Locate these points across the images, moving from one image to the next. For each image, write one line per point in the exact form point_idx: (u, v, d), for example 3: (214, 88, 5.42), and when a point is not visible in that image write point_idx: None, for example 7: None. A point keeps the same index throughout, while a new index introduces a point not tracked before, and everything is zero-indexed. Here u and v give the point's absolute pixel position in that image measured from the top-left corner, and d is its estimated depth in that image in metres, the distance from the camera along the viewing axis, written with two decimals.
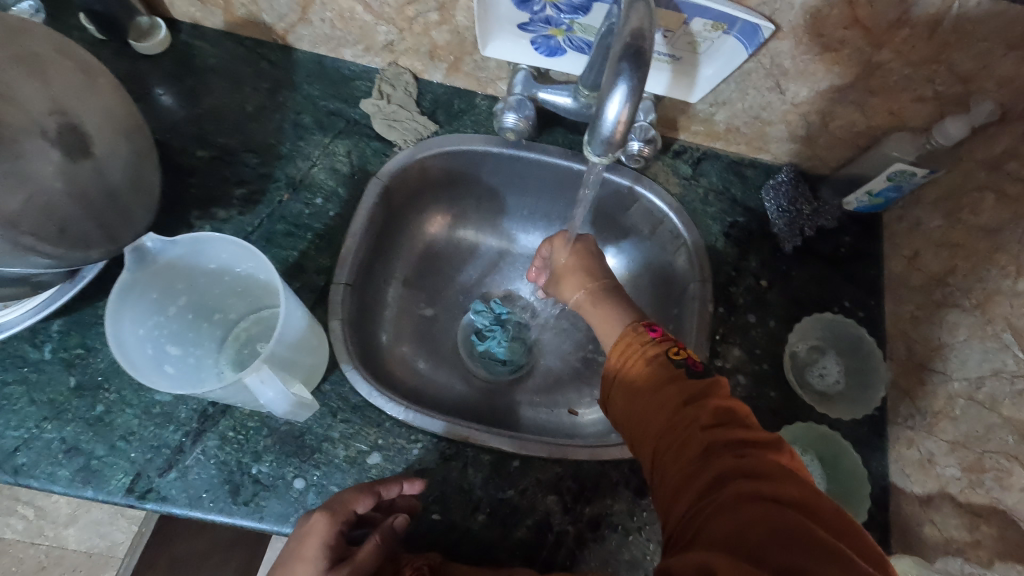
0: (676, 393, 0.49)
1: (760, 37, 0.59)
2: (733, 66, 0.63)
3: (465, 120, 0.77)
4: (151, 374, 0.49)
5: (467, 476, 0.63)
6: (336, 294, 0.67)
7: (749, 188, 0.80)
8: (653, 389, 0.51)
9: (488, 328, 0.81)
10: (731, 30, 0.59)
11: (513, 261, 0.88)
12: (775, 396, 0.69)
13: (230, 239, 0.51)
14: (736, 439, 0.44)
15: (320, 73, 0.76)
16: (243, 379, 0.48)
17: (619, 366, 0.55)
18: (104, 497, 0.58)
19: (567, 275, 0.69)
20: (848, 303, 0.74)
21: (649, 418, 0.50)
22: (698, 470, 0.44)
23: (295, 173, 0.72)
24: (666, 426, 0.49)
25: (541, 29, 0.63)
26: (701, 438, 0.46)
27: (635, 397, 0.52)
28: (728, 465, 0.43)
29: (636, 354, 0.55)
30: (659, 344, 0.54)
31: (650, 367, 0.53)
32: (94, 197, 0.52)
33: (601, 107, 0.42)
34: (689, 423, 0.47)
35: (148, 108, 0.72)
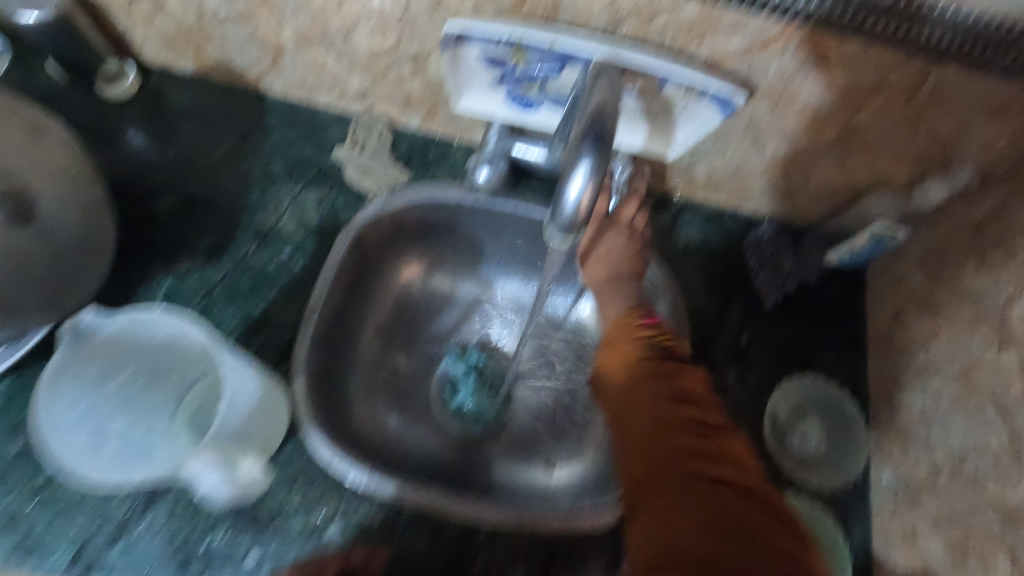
0: (674, 410, 0.48)
1: (735, 105, 0.58)
2: (710, 127, 0.62)
3: (441, 168, 0.76)
4: (82, 455, 0.51)
5: (432, 549, 0.60)
6: (301, 351, 0.64)
7: (729, 239, 0.78)
8: (659, 404, 0.48)
9: (462, 374, 0.80)
10: (705, 97, 0.58)
11: (489, 307, 0.86)
12: (753, 460, 0.67)
13: (163, 313, 0.53)
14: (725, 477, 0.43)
15: (294, 119, 0.75)
16: (189, 461, 0.51)
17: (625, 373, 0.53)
18: (44, 571, 0.55)
19: (595, 259, 0.66)
20: (830, 361, 0.73)
21: (641, 429, 0.48)
22: (675, 493, 0.42)
23: (263, 222, 0.70)
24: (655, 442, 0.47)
25: (515, 85, 0.62)
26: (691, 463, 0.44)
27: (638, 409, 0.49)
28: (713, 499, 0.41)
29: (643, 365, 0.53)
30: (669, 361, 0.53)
31: (656, 380, 0.51)
32: (38, 261, 0.51)
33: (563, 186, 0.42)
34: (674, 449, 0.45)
35: (116, 153, 0.71)
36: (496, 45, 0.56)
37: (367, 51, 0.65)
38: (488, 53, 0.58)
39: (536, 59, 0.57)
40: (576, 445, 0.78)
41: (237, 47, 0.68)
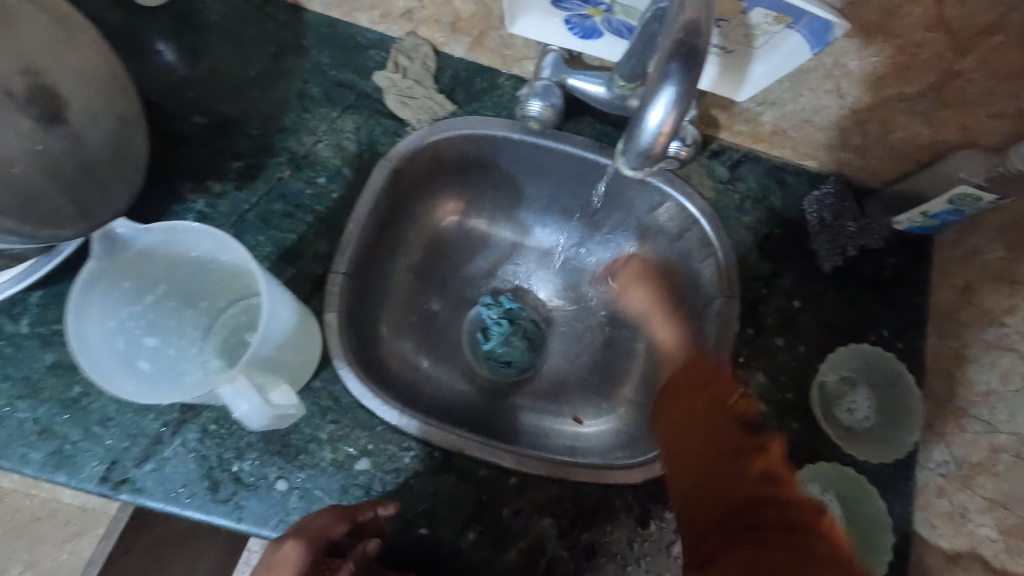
0: (722, 439, 0.48)
1: (831, 35, 0.50)
2: (795, 64, 0.54)
3: (485, 101, 0.70)
4: (120, 376, 0.47)
5: (459, 489, 0.59)
6: (334, 284, 0.62)
7: (788, 197, 0.72)
8: (705, 427, 0.50)
9: (496, 321, 0.77)
10: (796, 25, 0.51)
11: (524, 255, 0.83)
12: (796, 428, 0.64)
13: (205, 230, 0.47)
14: (780, 495, 0.43)
15: (331, 38, 0.69)
16: (218, 388, 0.45)
17: (684, 414, 0.53)
18: (76, 484, 0.55)
19: (634, 285, 0.75)
20: (886, 333, 0.68)
21: (694, 469, 0.48)
22: (738, 526, 0.42)
23: (298, 148, 0.66)
24: (701, 481, 0.47)
25: (577, 8, 0.56)
26: (744, 495, 0.44)
27: (687, 423, 0.52)
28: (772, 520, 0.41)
29: (693, 408, 0.52)
30: (721, 391, 0.53)
31: (701, 410, 0.52)
32: (68, 169, 0.47)
33: (649, 91, 0.35)
34: (729, 470, 0.46)
35: (145, 65, 0.66)
36: None
37: None
38: None
39: None
40: (608, 401, 0.76)
41: None
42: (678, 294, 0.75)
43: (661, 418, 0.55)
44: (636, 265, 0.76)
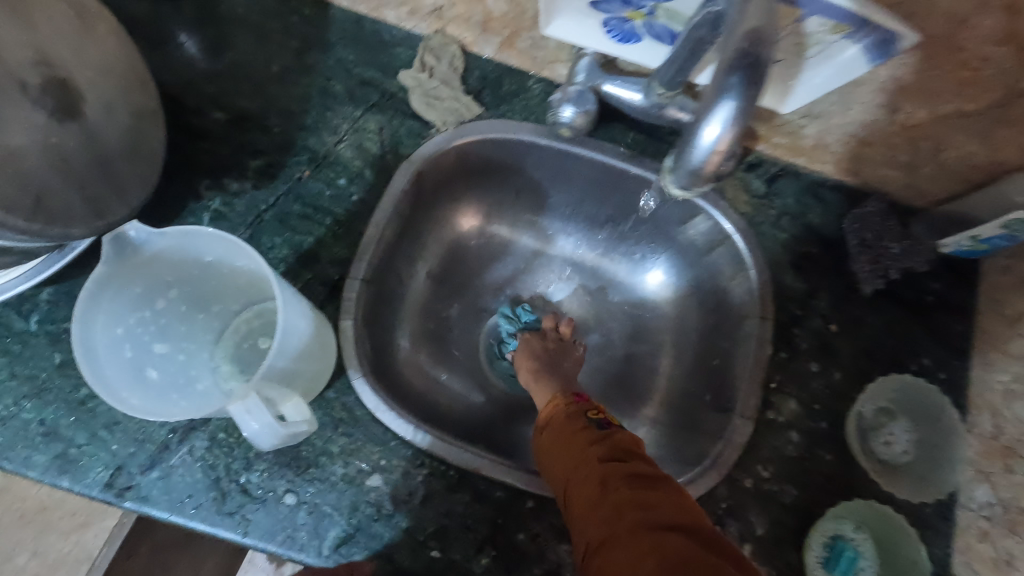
0: (575, 446, 0.49)
1: (894, 49, 0.46)
2: (848, 77, 0.51)
3: (514, 105, 0.68)
4: (127, 386, 0.45)
5: (472, 510, 0.56)
6: (350, 290, 0.60)
7: (827, 214, 0.69)
8: (577, 451, 0.49)
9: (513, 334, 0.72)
10: (855, 35, 0.47)
11: (546, 269, 0.80)
12: (830, 460, 0.61)
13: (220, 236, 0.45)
14: (646, 490, 0.43)
15: (356, 34, 0.67)
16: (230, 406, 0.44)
17: (547, 431, 0.53)
18: (80, 490, 0.53)
19: (524, 367, 0.65)
20: (928, 362, 0.65)
21: (566, 476, 0.48)
22: (614, 538, 0.41)
23: (319, 147, 0.64)
24: (573, 484, 0.47)
25: (618, 10, 0.52)
26: (609, 497, 0.44)
27: (561, 455, 0.50)
28: (638, 516, 0.41)
29: (565, 429, 0.52)
30: (579, 407, 0.54)
31: (567, 434, 0.51)
32: (80, 165, 0.45)
33: (708, 106, 0.32)
34: (595, 474, 0.46)
35: (166, 57, 0.64)
36: None
37: None
38: None
39: None
40: (628, 419, 0.73)
41: None
42: (563, 357, 0.67)
43: (548, 460, 0.51)
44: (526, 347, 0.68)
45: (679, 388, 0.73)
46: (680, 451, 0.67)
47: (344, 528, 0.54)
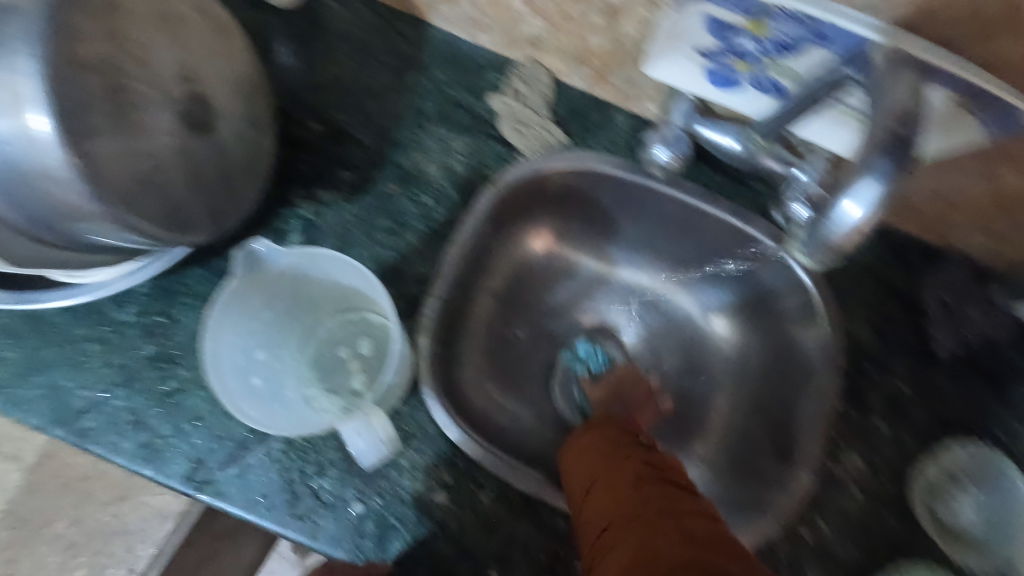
0: (616, 451, 0.53)
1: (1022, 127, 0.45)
2: (965, 145, 0.50)
3: (600, 137, 0.68)
4: (239, 395, 0.48)
5: (531, 538, 0.56)
6: (429, 308, 0.61)
7: (906, 271, 0.68)
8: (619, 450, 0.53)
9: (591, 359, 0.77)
10: (981, 111, 0.46)
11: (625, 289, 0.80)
12: (894, 522, 0.60)
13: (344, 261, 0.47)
14: (676, 493, 0.48)
15: (452, 56, 0.68)
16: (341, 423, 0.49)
17: (587, 436, 0.57)
18: (163, 479, 0.55)
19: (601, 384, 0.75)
20: (1000, 431, 0.64)
21: (598, 469, 0.52)
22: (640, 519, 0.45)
23: (408, 164, 0.66)
24: (606, 477, 0.50)
25: (726, 60, 0.52)
26: (643, 488, 0.47)
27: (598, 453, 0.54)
28: (669, 503, 0.46)
29: (609, 437, 0.55)
30: (628, 428, 0.58)
31: (611, 439, 0.55)
32: (211, 176, 0.47)
33: (854, 181, 0.35)
34: (629, 468, 0.50)
35: (269, 67, 0.67)
36: (732, 8, 0.46)
37: None
38: (715, 17, 0.49)
39: (772, 35, 0.47)
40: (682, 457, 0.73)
41: None
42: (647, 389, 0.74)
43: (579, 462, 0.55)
44: (623, 369, 0.75)
45: (736, 431, 0.73)
46: (737, 495, 0.67)
47: (409, 542, 0.55)
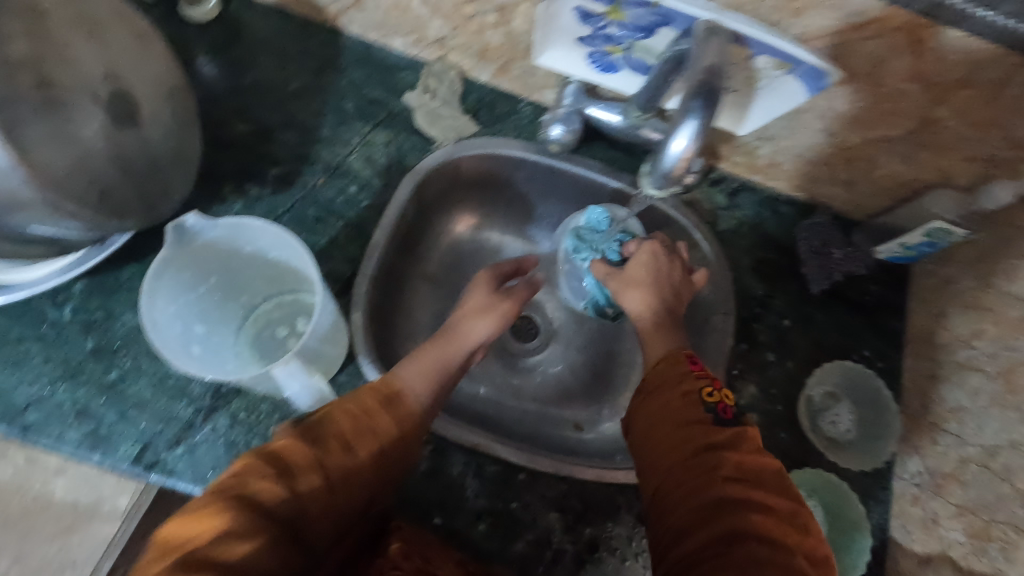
0: (675, 392, 0.52)
1: (825, 82, 0.55)
2: (791, 105, 0.60)
3: (507, 124, 0.76)
4: (179, 353, 0.51)
5: (472, 486, 0.63)
6: (360, 285, 0.66)
7: (782, 224, 0.79)
8: (685, 434, 0.48)
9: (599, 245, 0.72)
10: (795, 71, 0.56)
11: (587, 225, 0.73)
12: (786, 438, 0.70)
13: (274, 229, 0.52)
14: (760, 515, 0.44)
15: (366, 59, 0.74)
16: (272, 369, 0.50)
17: (649, 368, 0.56)
18: (111, 464, 0.58)
19: (633, 284, 0.65)
20: (869, 352, 0.74)
21: (656, 413, 0.51)
22: (705, 514, 0.44)
23: (331, 158, 0.71)
24: (671, 450, 0.49)
25: (600, 45, 0.61)
26: (714, 482, 0.45)
27: (658, 419, 0.51)
28: (728, 488, 0.45)
29: (668, 373, 0.53)
30: (693, 390, 0.51)
31: (676, 408, 0.50)
32: (137, 165, 0.52)
33: (678, 123, 0.42)
34: (689, 445, 0.48)
35: (191, 76, 0.71)
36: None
37: None
38: (583, 8, 0.56)
39: (629, 19, 0.55)
40: (608, 408, 0.80)
41: None
42: (676, 288, 0.65)
43: (637, 416, 0.53)
44: (650, 264, 0.66)
45: None
46: None
47: None
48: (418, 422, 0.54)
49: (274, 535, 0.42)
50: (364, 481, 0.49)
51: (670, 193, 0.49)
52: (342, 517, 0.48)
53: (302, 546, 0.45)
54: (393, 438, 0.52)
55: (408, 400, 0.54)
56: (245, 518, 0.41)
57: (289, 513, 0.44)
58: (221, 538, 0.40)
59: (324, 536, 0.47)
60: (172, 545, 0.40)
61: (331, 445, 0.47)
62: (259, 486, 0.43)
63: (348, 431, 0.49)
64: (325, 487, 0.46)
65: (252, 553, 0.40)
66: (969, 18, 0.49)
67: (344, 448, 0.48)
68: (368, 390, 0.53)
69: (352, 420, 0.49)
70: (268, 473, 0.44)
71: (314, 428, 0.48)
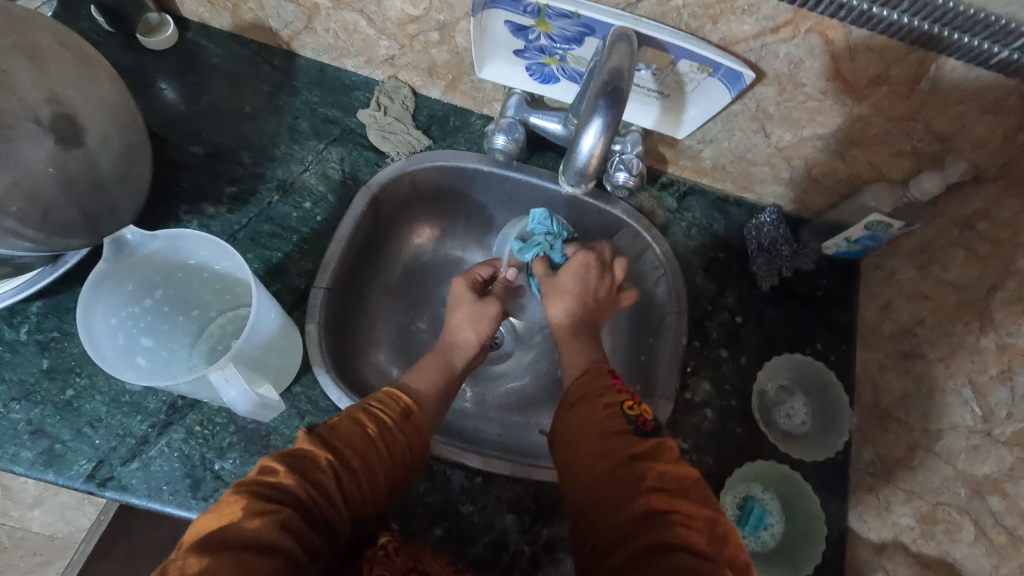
0: (597, 405, 0.50)
1: (742, 83, 0.60)
2: (717, 107, 0.65)
3: (459, 137, 0.78)
4: (118, 362, 0.55)
5: (429, 491, 0.64)
6: (315, 298, 0.67)
7: (731, 224, 0.81)
8: (604, 447, 0.47)
9: (547, 243, 0.73)
10: (715, 74, 0.61)
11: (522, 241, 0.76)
12: (740, 433, 0.70)
13: (206, 238, 0.56)
14: (677, 526, 0.41)
15: (320, 80, 0.77)
16: (209, 374, 0.51)
17: (572, 382, 0.54)
18: (64, 482, 0.58)
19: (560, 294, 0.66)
20: (820, 346, 0.76)
21: (579, 426, 0.50)
22: (627, 534, 0.42)
23: (286, 175, 0.73)
24: (592, 466, 0.47)
25: (536, 57, 0.64)
26: (632, 495, 0.43)
27: (582, 431, 0.49)
28: (650, 502, 0.42)
29: (590, 386, 0.52)
30: (612, 400, 0.50)
31: (596, 420, 0.49)
32: (82, 186, 0.54)
33: (585, 125, 0.50)
34: (608, 457, 0.46)
35: (150, 103, 0.73)
36: (522, 13, 0.58)
37: (398, 17, 0.66)
38: (513, 21, 0.60)
39: (557, 31, 0.59)
40: None
41: (273, 6, 0.69)
42: (599, 304, 0.67)
43: (562, 432, 0.51)
44: (578, 274, 0.67)
45: None
46: None
47: None
48: (425, 435, 0.54)
49: (293, 515, 0.41)
50: (381, 484, 0.49)
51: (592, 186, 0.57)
52: (361, 511, 0.47)
53: (323, 536, 0.43)
54: (404, 444, 0.51)
55: (419, 413, 0.54)
56: (259, 502, 0.40)
57: (311, 503, 0.43)
58: (239, 526, 0.39)
59: (345, 527, 0.46)
60: (188, 540, 0.39)
61: (347, 449, 0.47)
62: (275, 479, 0.43)
63: (365, 433, 0.48)
64: (342, 483, 0.45)
65: (273, 530, 0.39)
66: (871, 17, 0.52)
67: (362, 450, 0.47)
68: (382, 399, 0.52)
69: (365, 424, 0.49)
70: (284, 470, 0.43)
71: (333, 430, 0.47)
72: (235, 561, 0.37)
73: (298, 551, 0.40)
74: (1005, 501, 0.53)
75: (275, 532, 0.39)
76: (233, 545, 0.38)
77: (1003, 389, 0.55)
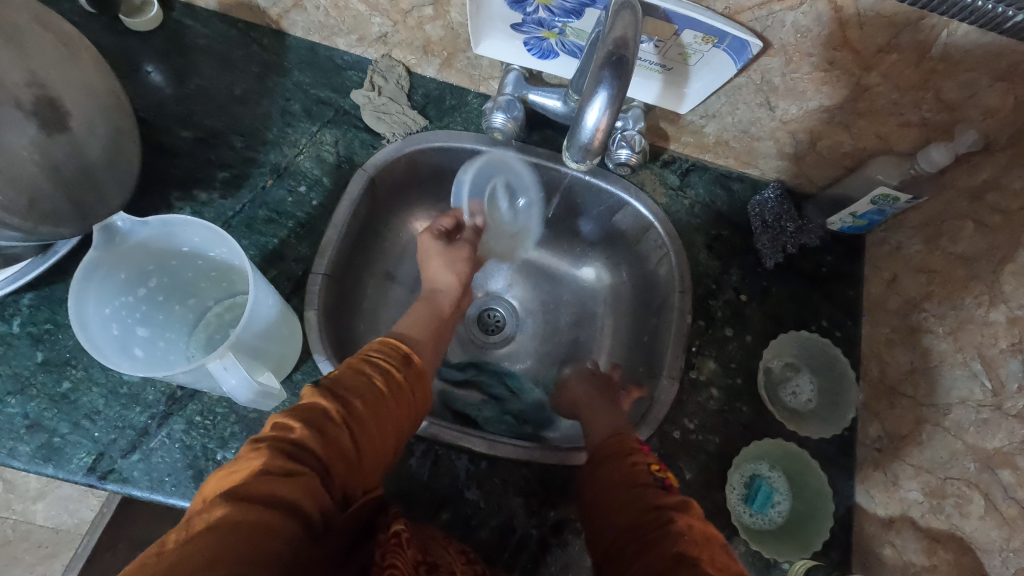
0: (622, 464, 0.51)
1: (749, 52, 0.59)
2: (722, 78, 0.63)
3: (456, 117, 0.76)
4: (114, 353, 0.54)
5: (435, 477, 0.64)
6: (313, 284, 0.66)
7: (734, 201, 0.79)
8: (634, 499, 0.46)
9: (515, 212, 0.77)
10: (720, 45, 0.59)
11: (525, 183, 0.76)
12: (746, 411, 0.70)
13: (200, 224, 0.54)
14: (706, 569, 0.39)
15: (312, 60, 0.75)
16: (208, 364, 0.50)
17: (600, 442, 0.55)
18: (64, 475, 0.57)
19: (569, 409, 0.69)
20: (825, 322, 0.75)
21: (606, 482, 0.50)
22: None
23: (280, 159, 0.71)
24: (622, 516, 0.46)
25: (534, 31, 0.63)
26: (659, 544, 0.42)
27: (608, 487, 0.49)
28: (686, 548, 0.41)
29: (618, 446, 0.53)
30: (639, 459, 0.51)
31: (622, 478, 0.49)
32: (69, 173, 0.52)
33: (591, 97, 0.48)
34: (637, 505, 0.46)
35: (136, 87, 0.71)
36: None
37: None
38: None
39: (556, 3, 0.57)
40: None
41: None
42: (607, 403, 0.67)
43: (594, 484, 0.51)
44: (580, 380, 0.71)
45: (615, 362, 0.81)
46: None
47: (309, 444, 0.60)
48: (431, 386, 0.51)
49: (312, 474, 0.39)
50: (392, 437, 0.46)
51: (591, 164, 0.56)
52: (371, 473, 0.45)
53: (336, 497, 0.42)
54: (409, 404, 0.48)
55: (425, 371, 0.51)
56: (278, 459, 0.38)
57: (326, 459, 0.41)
58: (258, 476, 0.37)
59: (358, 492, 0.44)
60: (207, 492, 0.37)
61: (358, 401, 0.44)
62: (294, 436, 0.40)
63: (377, 388, 0.46)
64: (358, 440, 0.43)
65: (292, 487, 0.38)
66: None
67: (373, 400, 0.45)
68: (390, 352, 0.50)
69: (372, 377, 0.46)
70: (297, 425, 0.41)
71: (338, 382, 0.45)
72: (252, 514, 0.35)
73: (312, 510, 0.39)
74: (1015, 474, 0.53)
75: (294, 490, 0.38)
76: (255, 498, 0.36)
77: (1013, 361, 0.54)
